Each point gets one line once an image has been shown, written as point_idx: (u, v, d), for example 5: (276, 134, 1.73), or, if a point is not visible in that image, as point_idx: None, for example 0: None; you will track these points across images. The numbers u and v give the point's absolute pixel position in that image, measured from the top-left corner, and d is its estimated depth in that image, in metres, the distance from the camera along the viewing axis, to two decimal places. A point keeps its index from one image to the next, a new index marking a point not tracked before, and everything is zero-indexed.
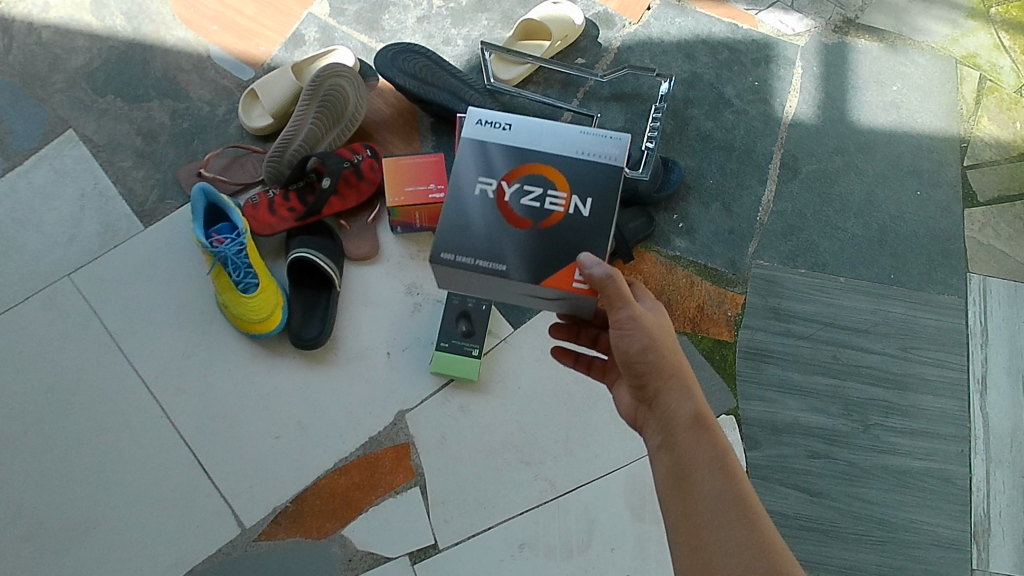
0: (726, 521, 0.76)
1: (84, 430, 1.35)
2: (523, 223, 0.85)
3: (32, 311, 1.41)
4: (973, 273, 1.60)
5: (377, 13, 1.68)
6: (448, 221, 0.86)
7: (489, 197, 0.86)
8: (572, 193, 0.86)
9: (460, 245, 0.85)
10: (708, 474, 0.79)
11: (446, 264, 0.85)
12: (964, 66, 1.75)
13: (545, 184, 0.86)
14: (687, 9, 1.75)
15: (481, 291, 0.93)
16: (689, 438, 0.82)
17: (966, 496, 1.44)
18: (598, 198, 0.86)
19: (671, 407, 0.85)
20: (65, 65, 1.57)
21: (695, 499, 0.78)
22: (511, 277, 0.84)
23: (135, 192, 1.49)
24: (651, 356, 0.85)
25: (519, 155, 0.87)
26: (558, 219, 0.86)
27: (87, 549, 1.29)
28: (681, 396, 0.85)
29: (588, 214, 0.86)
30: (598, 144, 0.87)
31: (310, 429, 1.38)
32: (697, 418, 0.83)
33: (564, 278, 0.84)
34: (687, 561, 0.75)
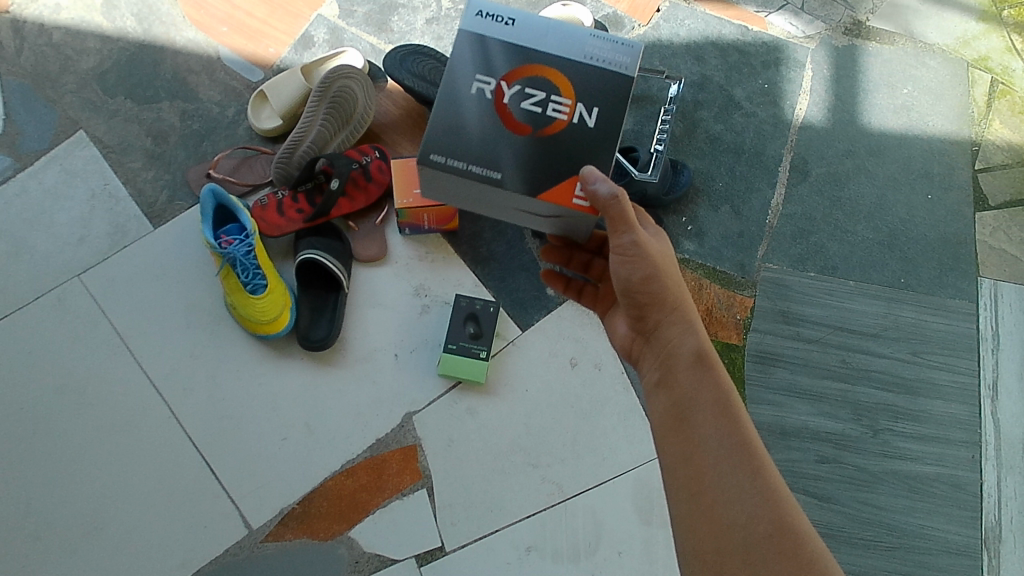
0: (721, 457, 0.80)
1: (93, 430, 1.35)
2: (524, 130, 0.86)
3: (42, 311, 1.41)
4: (984, 278, 1.59)
5: (386, 15, 1.68)
6: (443, 129, 0.86)
7: (487, 98, 0.86)
8: (577, 101, 0.87)
9: (451, 148, 0.86)
10: (707, 412, 0.84)
11: (436, 167, 0.86)
12: (975, 69, 1.74)
13: (548, 88, 0.87)
14: (697, 11, 1.74)
15: (475, 203, 0.95)
16: (689, 375, 0.87)
17: (976, 502, 1.43)
18: (603, 108, 0.87)
19: (672, 343, 0.90)
20: (76, 66, 1.58)
21: (693, 434, 0.83)
22: (505, 187, 0.86)
23: (144, 193, 1.50)
24: (655, 288, 0.89)
25: (521, 54, 0.87)
26: (559, 126, 0.87)
27: (95, 548, 1.29)
28: (683, 335, 0.90)
29: (592, 124, 0.87)
30: (606, 49, 0.88)
31: (317, 431, 1.38)
32: (698, 357, 0.88)
33: (565, 194, 0.86)
34: (682, 492, 0.80)
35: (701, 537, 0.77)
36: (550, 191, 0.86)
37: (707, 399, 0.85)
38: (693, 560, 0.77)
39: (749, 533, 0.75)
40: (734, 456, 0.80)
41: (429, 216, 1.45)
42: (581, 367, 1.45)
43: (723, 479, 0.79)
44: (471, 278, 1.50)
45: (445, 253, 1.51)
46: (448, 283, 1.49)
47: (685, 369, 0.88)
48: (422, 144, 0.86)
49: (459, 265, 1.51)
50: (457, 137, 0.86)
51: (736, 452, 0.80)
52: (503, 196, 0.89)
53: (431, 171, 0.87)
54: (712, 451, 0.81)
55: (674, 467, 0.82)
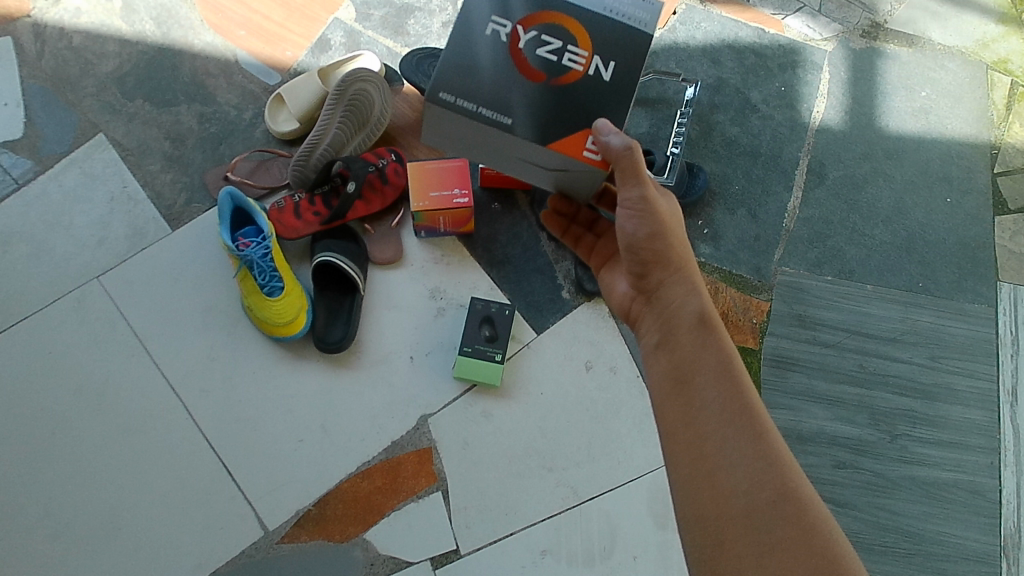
0: (722, 422, 0.83)
1: (111, 430, 1.36)
2: (540, 76, 0.92)
3: (61, 312, 1.43)
4: (1003, 282, 1.57)
5: (402, 18, 1.69)
6: (458, 70, 0.92)
7: (503, 41, 0.92)
8: (592, 53, 0.93)
9: (461, 89, 0.91)
10: (709, 377, 0.87)
11: (445, 106, 0.91)
12: (994, 72, 1.73)
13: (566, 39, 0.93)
14: (713, 14, 1.74)
15: (480, 150, 1.00)
16: (690, 339, 0.91)
17: (995, 509, 1.42)
18: (618, 63, 0.93)
19: (675, 309, 0.94)
20: (96, 70, 1.59)
21: (695, 399, 0.86)
22: (514, 132, 0.91)
23: (163, 195, 1.51)
24: (658, 248, 0.95)
25: (540, 3, 0.93)
26: (574, 76, 0.92)
27: (113, 548, 1.30)
28: (685, 299, 0.95)
29: (608, 77, 0.93)
30: (626, 4, 0.94)
31: (333, 433, 1.38)
32: (700, 322, 0.92)
33: (574, 146, 0.92)
34: (684, 457, 0.83)
35: (701, 503, 0.79)
36: (560, 140, 0.92)
37: (708, 364, 0.88)
38: (692, 523, 0.79)
39: (751, 498, 0.77)
40: (734, 421, 0.83)
41: (445, 219, 1.45)
42: (596, 370, 1.45)
43: (723, 443, 0.81)
44: (486, 281, 1.50)
45: (460, 256, 1.51)
46: (463, 286, 1.49)
47: (688, 332, 0.92)
48: (434, 83, 0.91)
49: (474, 268, 1.51)
50: (470, 81, 0.92)
51: (737, 417, 0.83)
52: (510, 143, 0.94)
53: (439, 110, 0.92)
54: (713, 416, 0.84)
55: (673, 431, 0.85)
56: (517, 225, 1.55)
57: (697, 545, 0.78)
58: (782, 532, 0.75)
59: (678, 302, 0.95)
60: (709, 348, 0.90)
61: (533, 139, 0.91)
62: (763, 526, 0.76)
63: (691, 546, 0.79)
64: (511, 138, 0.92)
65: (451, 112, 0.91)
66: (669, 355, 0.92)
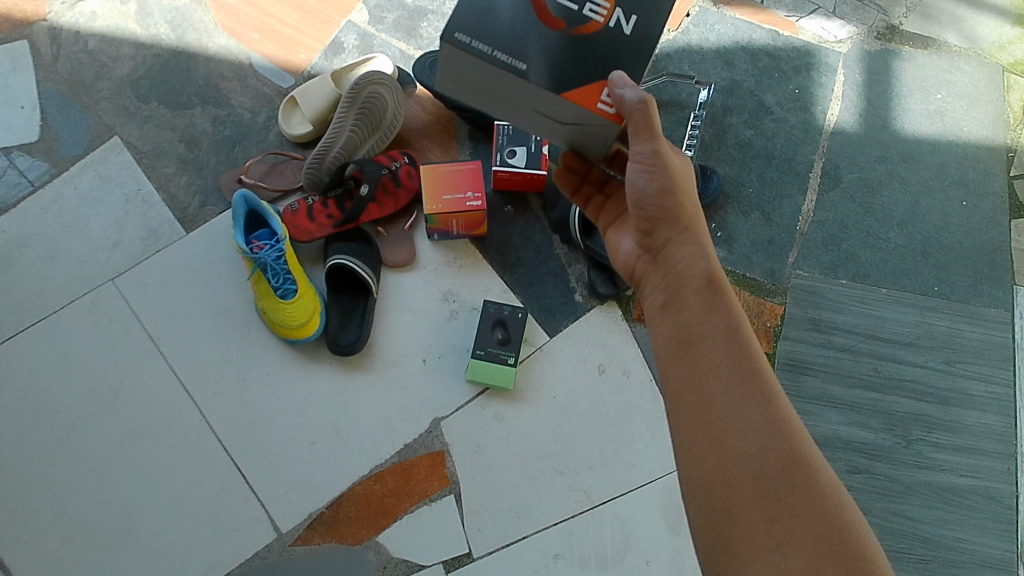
0: (729, 383, 0.82)
1: (126, 432, 1.37)
2: (559, 25, 0.87)
3: (76, 315, 1.43)
4: (1020, 286, 1.56)
5: (415, 21, 1.69)
6: (474, 11, 0.86)
7: None
8: (614, 6, 0.89)
9: (477, 31, 0.86)
10: (716, 338, 0.86)
11: (461, 47, 0.86)
12: (1011, 74, 1.72)
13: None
14: (727, 16, 1.73)
15: (491, 98, 0.94)
16: (698, 298, 0.91)
17: (1012, 515, 1.41)
18: (639, 18, 0.90)
19: (684, 267, 0.94)
20: (111, 73, 1.60)
21: (701, 359, 0.85)
22: (530, 79, 0.86)
23: (177, 198, 1.52)
24: (668, 203, 0.94)
25: None
26: (594, 28, 0.88)
27: (127, 549, 1.31)
28: (695, 258, 0.94)
29: (628, 31, 0.89)
30: None
31: (346, 435, 1.39)
32: (709, 282, 0.92)
33: (589, 97, 0.88)
34: (689, 419, 0.82)
35: (708, 469, 0.78)
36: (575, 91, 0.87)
37: (716, 327, 0.87)
38: (697, 488, 0.78)
39: (758, 464, 0.76)
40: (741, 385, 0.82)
41: (458, 222, 1.45)
42: (609, 373, 1.45)
43: (730, 405, 0.80)
44: (499, 283, 1.50)
45: (473, 259, 1.51)
46: (476, 289, 1.49)
47: (695, 293, 0.91)
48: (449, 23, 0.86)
49: (487, 270, 1.51)
50: (485, 24, 0.86)
51: (746, 383, 0.82)
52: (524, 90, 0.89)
53: (454, 51, 0.86)
54: (720, 378, 0.83)
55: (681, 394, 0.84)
56: (530, 228, 1.54)
57: (703, 511, 0.77)
58: (790, 496, 0.74)
59: (685, 263, 0.94)
60: (717, 312, 0.88)
61: (549, 89, 0.87)
62: (772, 489, 0.75)
63: (696, 511, 0.78)
64: (527, 86, 0.87)
65: (467, 54, 0.86)
66: (675, 316, 0.91)
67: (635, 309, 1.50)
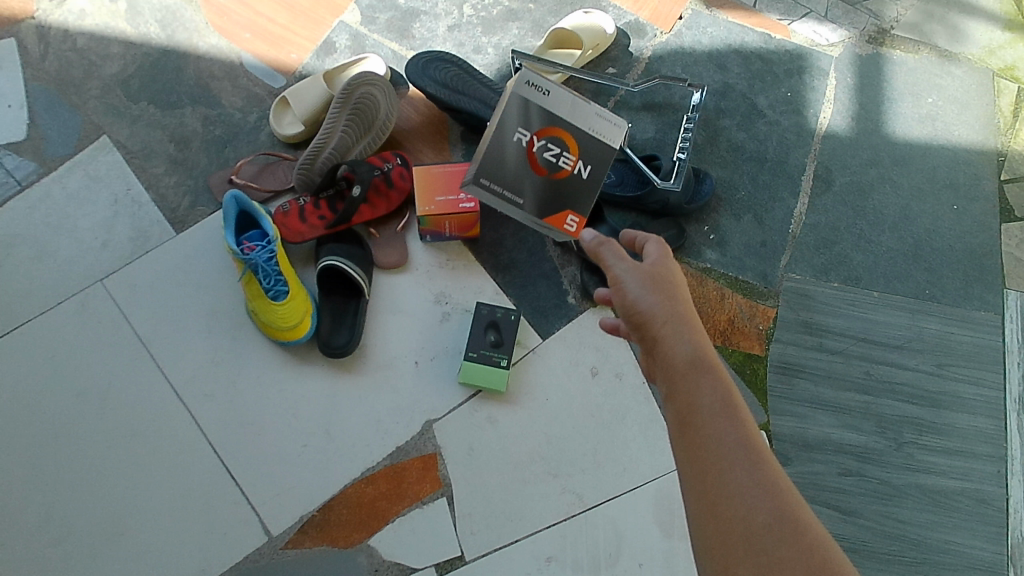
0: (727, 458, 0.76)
1: (114, 434, 1.36)
2: None
3: (64, 316, 1.42)
4: (1010, 290, 1.56)
5: (408, 21, 1.68)
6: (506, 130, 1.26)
7: None
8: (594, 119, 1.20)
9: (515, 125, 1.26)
10: (711, 414, 0.80)
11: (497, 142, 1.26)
12: (1001, 78, 1.72)
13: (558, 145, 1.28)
14: (720, 19, 1.74)
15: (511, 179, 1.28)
16: (688, 379, 0.84)
17: (1002, 518, 1.41)
18: None
19: (669, 347, 0.88)
20: (100, 72, 1.58)
21: (698, 437, 0.78)
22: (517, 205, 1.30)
23: (167, 198, 1.50)
24: (645, 305, 0.92)
25: None
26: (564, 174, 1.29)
27: (115, 553, 1.29)
28: (680, 340, 0.88)
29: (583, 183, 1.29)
30: None
31: (337, 438, 1.38)
32: (695, 360, 0.85)
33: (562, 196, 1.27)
34: (694, 507, 0.75)
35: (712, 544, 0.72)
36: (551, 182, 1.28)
37: (709, 400, 0.81)
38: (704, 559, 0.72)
39: (753, 522, 0.71)
40: (746, 455, 0.75)
41: (450, 223, 1.44)
42: (602, 376, 1.45)
43: (729, 479, 0.74)
44: (491, 285, 1.50)
45: (466, 261, 1.51)
46: (469, 291, 1.49)
47: (682, 372, 0.85)
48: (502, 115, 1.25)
49: (480, 272, 1.50)
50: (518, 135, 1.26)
51: (744, 452, 0.76)
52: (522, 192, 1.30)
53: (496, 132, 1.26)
54: (715, 450, 0.76)
55: (687, 480, 0.77)
56: (523, 230, 1.54)
57: None
58: (800, 570, 0.68)
59: (670, 345, 0.88)
60: (706, 386, 0.82)
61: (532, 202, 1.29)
62: (779, 562, 0.68)
63: None
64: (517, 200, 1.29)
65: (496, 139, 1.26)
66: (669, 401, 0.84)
67: None
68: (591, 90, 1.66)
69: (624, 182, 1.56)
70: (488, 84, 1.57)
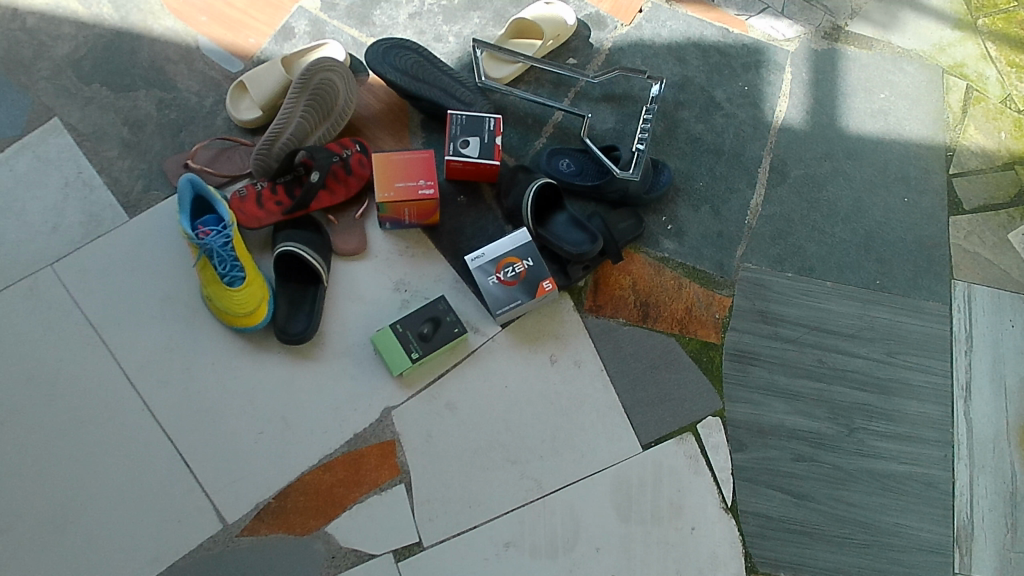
0: None
1: (63, 421, 1.33)
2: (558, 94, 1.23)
3: (12, 300, 1.38)
4: (957, 280, 1.60)
5: (368, 8, 1.67)
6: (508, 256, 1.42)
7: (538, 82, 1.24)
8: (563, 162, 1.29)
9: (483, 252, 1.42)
10: None
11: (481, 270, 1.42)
12: (950, 76, 1.77)
13: (511, 261, 1.41)
14: (678, 13, 1.76)
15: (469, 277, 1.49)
16: None
17: (948, 501, 1.45)
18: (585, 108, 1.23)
19: None
20: (51, 53, 1.55)
21: None
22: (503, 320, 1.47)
23: (120, 182, 1.47)
24: None
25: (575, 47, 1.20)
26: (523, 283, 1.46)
27: (64, 543, 1.26)
28: None
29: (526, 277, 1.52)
30: None
31: (293, 425, 1.36)
32: None
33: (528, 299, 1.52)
34: None
35: None
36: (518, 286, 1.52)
37: None
38: None
39: None
40: None
41: (410, 210, 1.44)
42: (561, 364, 1.45)
43: None
44: (450, 273, 1.50)
45: (425, 248, 1.51)
46: (428, 278, 1.48)
47: None
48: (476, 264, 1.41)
49: (439, 260, 1.50)
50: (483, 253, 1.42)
51: None
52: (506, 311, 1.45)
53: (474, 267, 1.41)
54: None
55: None
56: (483, 218, 1.54)
57: None
58: None
59: None
60: None
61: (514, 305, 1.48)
62: None
63: None
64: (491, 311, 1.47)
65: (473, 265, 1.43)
66: None
67: (587, 301, 1.50)
68: (551, 81, 1.67)
69: (584, 172, 1.57)
70: (449, 72, 1.56)
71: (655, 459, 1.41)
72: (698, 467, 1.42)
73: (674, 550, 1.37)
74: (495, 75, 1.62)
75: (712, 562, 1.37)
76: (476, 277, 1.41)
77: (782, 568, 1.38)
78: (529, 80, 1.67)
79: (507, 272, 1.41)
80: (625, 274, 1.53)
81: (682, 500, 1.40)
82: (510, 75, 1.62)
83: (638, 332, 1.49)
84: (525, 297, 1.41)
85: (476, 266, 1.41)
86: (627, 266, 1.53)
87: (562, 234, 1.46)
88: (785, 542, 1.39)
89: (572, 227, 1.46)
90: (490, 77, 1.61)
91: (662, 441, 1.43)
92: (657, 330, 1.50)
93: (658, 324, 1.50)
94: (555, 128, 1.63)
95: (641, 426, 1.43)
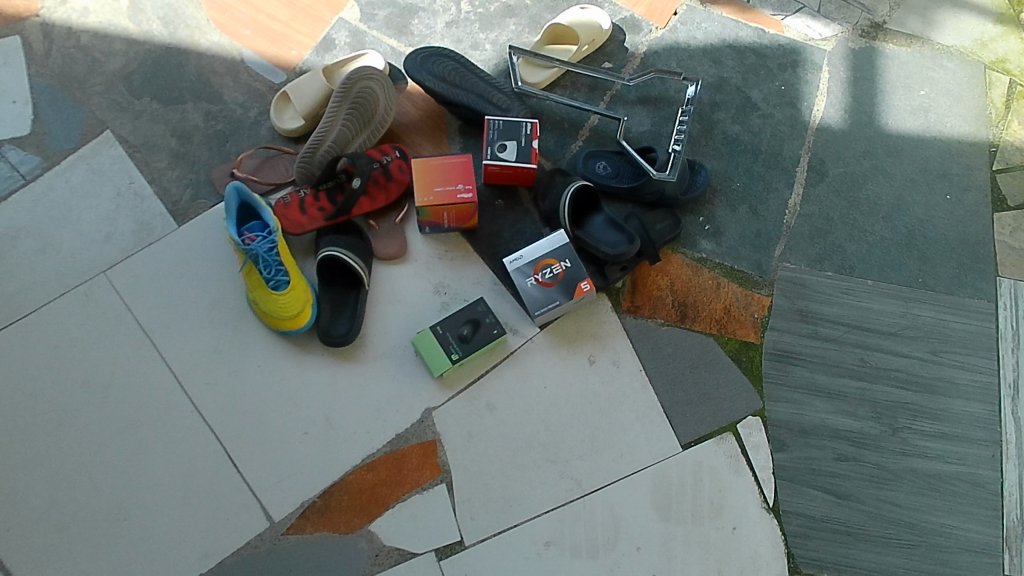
0: None
1: (117, 423, 1.37)
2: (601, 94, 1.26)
3: (68, 307, 1.43)
4: (1003, 277, 1.58)
5: (407, 18, 1.71)
6: (546, 257, 1.43)
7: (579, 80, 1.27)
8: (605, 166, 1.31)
9: (524, 255, 1.43)
10: None
11: (521, 274, 1.43)
12: (992, 71, 1.75)
13: (549, 263, 1.43)
14: (714, 14, 1.76)
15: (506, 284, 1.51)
16: None
17: (997, 501, 1.42)
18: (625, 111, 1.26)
19: None
20: (103, 68, 1.61)
21: None
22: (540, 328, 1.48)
23: (169, 191, 1.52)
24: None
25: None
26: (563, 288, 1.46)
27: (117, 540, 1.31)
28: None
29: None
30: None
31: (337, 426, 1.39)
32: None
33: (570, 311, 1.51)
34: None
35: None
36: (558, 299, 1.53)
37: None
38: None
39: None
40: None
41: (449, 214, 1.46)
42: (600, 364, 1.46)
43: None
44: (489, 276, 1.52)
45: (464, 252, 1.53)
46: (466, 281, 1.51)
47: None
48: (516, 268, 1.42)
49: (476, 263, 1.52)
50: (521, 257, 1.43)
51: None
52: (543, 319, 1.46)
53: (512, 269, 1.42)
54: None
55: None
56: (521, 222, 1.56)
57: None
58: None
59: None
60: None
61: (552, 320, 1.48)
62: None
63: None
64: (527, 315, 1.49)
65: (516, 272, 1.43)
66: None
67: (625, 302, 1.51)
68: (587, 85, 1.69)
69: (620, 174, 1.58)
70: (485, 78, 1.59)
71: (695, 459, 1.41)
72: (739, 467, 1.42)
73: (715, 549, 1.37)
74: (531, 81, 1.64)
75: (754, 562, 1.37)
76: (515, 279, 1.42)
77: (826, 568, 1.37)
78: (565, 84, 1.69)
79: (545, 273, 1.42)
80: (662, 275, 1.53)
81: (723, 500, 1.39)
82: (546, 79, 1.64)
83: (676, 332, 1.49)
84: (562, 298, 1.42)
85: (515, 268, 1.43)
86: (665, 267, 1.54)
87: (599, 236, 1.47)
88: (828, 543, 1.38)
89: (609, 228, 1.47)
90: (526, 83, 1.64)
91: (701, 441, 1.42)
92: (695, 330, 1.50)
93: (696, 324, 1.50)
94: (591, 131, 1.65)
95: (681, 426, 1.43)
